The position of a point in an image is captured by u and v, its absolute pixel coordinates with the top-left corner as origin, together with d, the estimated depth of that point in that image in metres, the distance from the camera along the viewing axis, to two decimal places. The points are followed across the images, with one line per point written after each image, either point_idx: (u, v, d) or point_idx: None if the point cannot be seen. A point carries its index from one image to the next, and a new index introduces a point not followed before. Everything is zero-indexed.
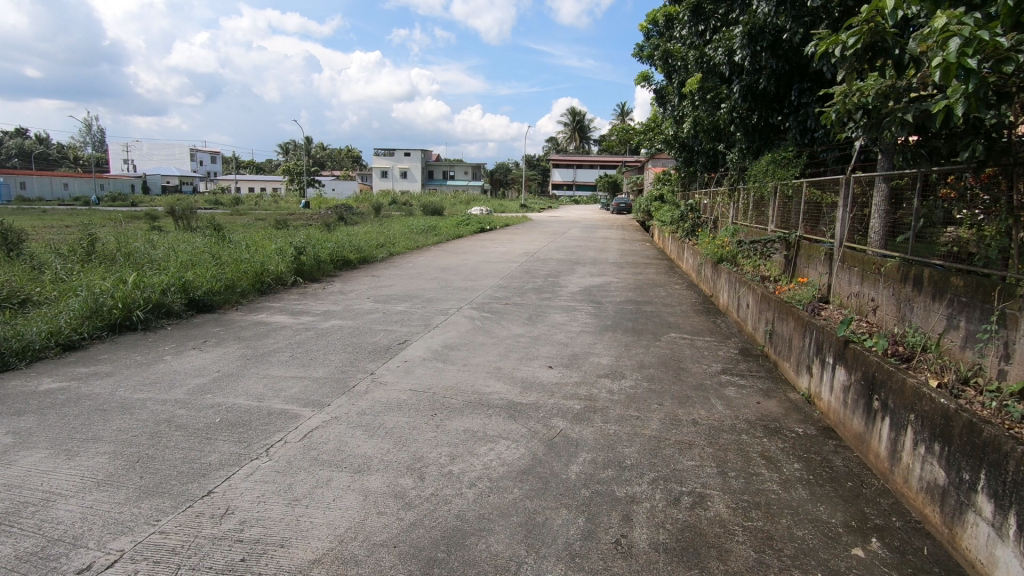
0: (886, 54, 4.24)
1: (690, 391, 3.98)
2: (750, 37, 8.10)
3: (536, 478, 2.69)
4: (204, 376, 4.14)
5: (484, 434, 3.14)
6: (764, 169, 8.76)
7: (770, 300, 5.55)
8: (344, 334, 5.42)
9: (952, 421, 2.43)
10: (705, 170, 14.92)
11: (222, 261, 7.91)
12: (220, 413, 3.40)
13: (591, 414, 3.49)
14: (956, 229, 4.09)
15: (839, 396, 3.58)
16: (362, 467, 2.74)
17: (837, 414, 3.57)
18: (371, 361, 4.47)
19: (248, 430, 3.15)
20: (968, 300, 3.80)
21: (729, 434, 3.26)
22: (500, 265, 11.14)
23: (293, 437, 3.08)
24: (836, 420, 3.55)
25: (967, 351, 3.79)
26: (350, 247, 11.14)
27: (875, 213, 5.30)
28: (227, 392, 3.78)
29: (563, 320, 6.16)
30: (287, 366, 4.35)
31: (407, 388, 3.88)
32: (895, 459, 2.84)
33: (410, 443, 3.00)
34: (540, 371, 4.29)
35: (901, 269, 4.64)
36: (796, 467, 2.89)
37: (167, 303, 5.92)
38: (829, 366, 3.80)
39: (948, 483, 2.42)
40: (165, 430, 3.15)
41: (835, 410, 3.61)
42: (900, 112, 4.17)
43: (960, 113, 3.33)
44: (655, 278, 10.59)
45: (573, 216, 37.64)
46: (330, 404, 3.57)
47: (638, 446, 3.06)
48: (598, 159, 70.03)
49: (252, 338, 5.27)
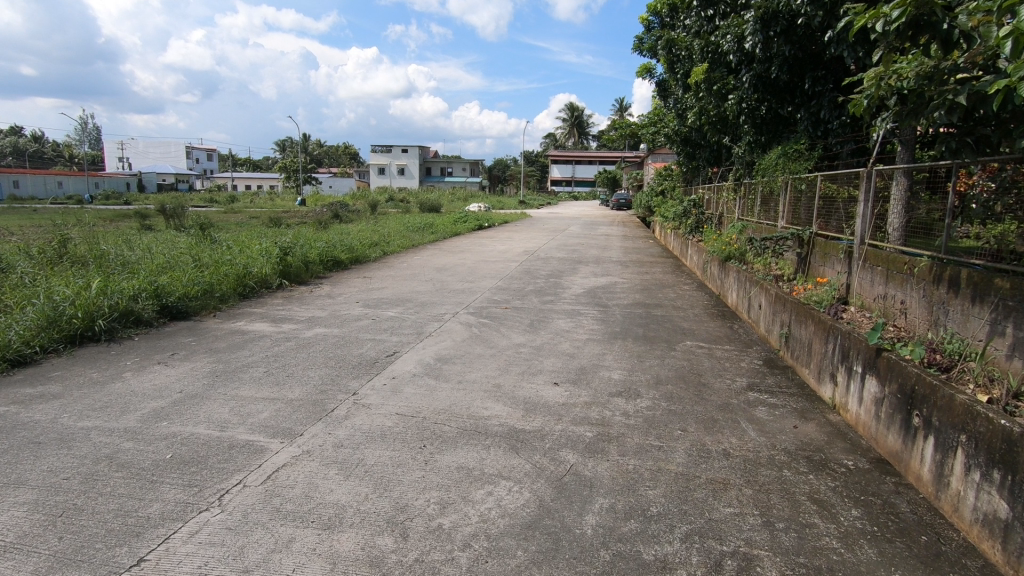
0: (932, 29, 3.82)
1: (717, 413, 3.49)
2: (761, 23, 7.67)
3: (545, 535, 2.21)
4: (163, 397, 3.64)
5: (481, 473, 2.66)
6: (774, 163, 8.38)
7: (788, 301, 5.15)
8: (328, 344, 4.93)
9: (1018, 447, 2.06)
10: (708, 164, 14.49)
11: (201, 262, 7.40)
12: (172, 447, 2.91)
13: (606, 444, 3.00)
14: (1001, 225, 3.63)
15: (870, 409, 3.23)
16: (333, 522, 2.26)
17: (868, 430, 3.22)
18: (354, 379, 3.98)
19: (201, 470, 2.66)
20: (1016, 304, 3.35)
21: (768, 470, 2.78)
22: (499, 264, 10.64)
23: (254, 479, 2.59)
24: (866, 435, 3.22)
25: (1016, 361, 3.34)
26: (342, 247, 10.64)
27: (893, 208, 4.84)
28: (186, 418, 3.29)
29: (568, 326, 5.68)
30: (259, 385, 3.85)
31: (393, 411, 3.39)
32: (942, 484, 2.49)
33: (393, 487, 2.52)
34: (544, 389, 3.80)
35: (934, 269, 4.18)
36: (856, 516, 2.40)
37: (136, 311, 5.43)
38: (857, 375, 3.44)
39: (1014, 518, 2.06)
40: (104, 470, 2.66)
41: (865, 424, 3.26)
42: (952, 95, 3.69)
43: None
44: (661, 277, 10.16)
45: (573, 212, 37.29)
46: (302, 434, 3.08)
47: (663, 487, 2.58)
48: (598, 155, 69.44)
49: (226, 349, 4.79)
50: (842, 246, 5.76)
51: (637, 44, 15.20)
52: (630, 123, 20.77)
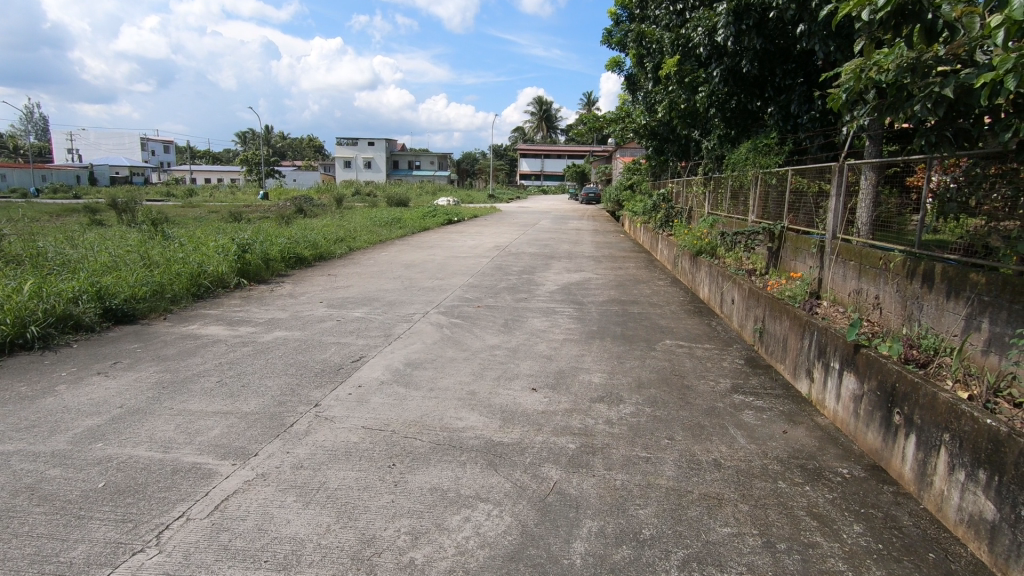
0: (918, 18, 3.41)
1: (703, 418, 3.32)
2: (734, 16, 7.54)
3: (529, 569, 1.98)
4: (101, 413, 3.28)
5: (457, 495, 2.42)
6: (744, 157, 8.34)
7: (761, 296, 5.09)
8: (288, 350, 4.58)
9: (1006, 447, 2.05)
10: (677, 158, 14.49)
11: (151, 261, 6.91)
12: (107, 473, 2.58)
13: (590, 457, 2.80)
14: (976, 220, 3.55)
15: (848, 406, 3.23)
16: (289, 561, 1.99)
17: (846, 426, 3.23)
18: (317, 388, 3.68)
19: (139, 501, 2.35)
20: (991, 299, 3.25)
21: (763, 481, 2.62)
22: (469, 261, 10.37)
23: (199, 510, 2.29)
24: (845, 432, 3.22)
25: (992, 357, 3.24)
26: (305, 243, 10.19)
27: (862, 202, 4.83)
28: (125, 438, 2.94)
29: (543, 325, 5.48)
30: (211, 398, 3.52)
31: (359, 425, 3.11)
32: (924, 483, 2.50)
33: (358, 516, 2.25)
34: (522, 396, 3.58)
35: (908, 264, 4.05)
36: (860, 533, 2.26)
37: (74, 315, 4.98)
38: (834, 372, 3.44)
39: (1001, 519, 2.06)
40: (22, 505, 2.31)
41: (843, 420, 3.27)
42: (938, 87, 3.55)
43: (1012, 87, 2.74)
44: (635, 273, 10.05)
45: (542, 207, 37.14)
46: (257, 454, 2.78)
47: (655, 505, 2.39)
48: (566, 149, 69.55)
49: (176, 356, 4.41)
50: (813, 241, 5.67)
51: (606, 37, 15.07)
52: (598, 117, 20.59)
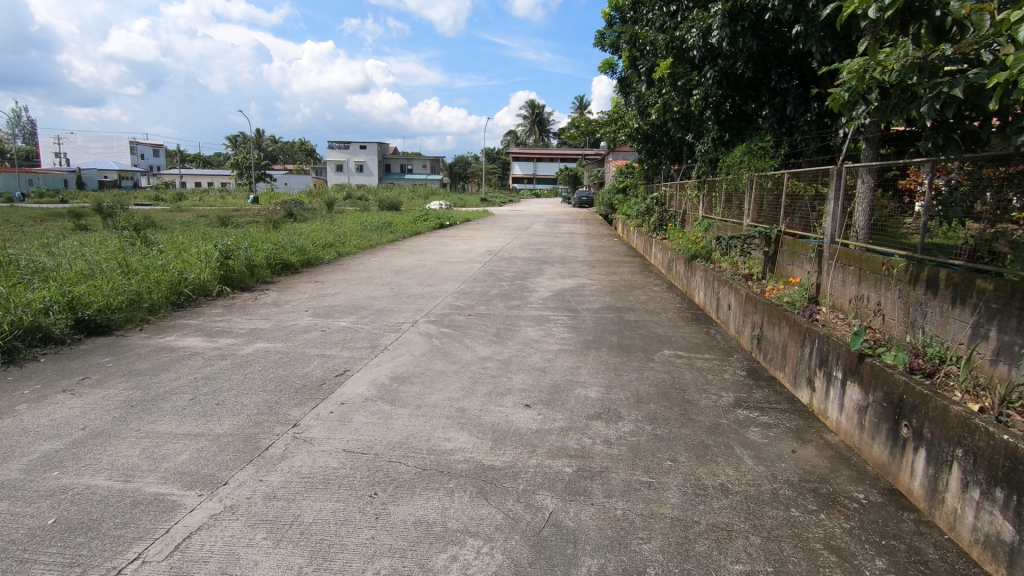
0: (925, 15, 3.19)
1: (707, 437, 3.13)
2: (729, 17, 7.35)
3: None
4: (61, 437, 3.04)
5: (443, 530, 2.21)
6: (739, 160, 8.21)
7: (758, 302, 4.92)
8: (268, 363, 4.35)
9: None
10: (670, 161, 14.35)
11: (130, 269, 6.64)
12: (58, 508, 2.35)
13: (588, 483, 2.60)
14: (981, 225, 3.36)
15: (852, 417, 3.08)
16: None
17: (851, 438, 3.07)
18: (296, 407, 3.45)
19: (90, 542, 2.12)
20: (1000, 307, 3.07)
21: (775, 508, 2.44)
22: (461, 266, 10.15)
23: (157, 551, 2.07)
24: (850, 444, 3.07)
25: (1001, 366, 3.07)
26: (292, 249, 9.94)
27: (859, 206, 4.67)
28: (84, 466, 2.71)
29: (537, 334, 5.28)
30: (182, 418, 3.29)
31: (339, 448, 2.89)
32: (936, 500, 2.36)
33: (333, 557, 2.04)
34: (514, 413, 3.37)
35: (910, 269, 3.88)
36: (883, 569, 2.07)
37: (44, 327, 4.73)
38: (836, 381, 3.28)
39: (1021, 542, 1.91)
40: None
41: (848, 432, 3.12)
42: (946, 87, 3.35)
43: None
44: (629, 278, 9.88)
45: (534, 211, 36.95)
46: (227, 483, 2.55)
47: (659, 539, 2.20)
48: (559, 153, 69.49)
49: (149, 371, 4.17)
50: (811, 246, 5.50)
51: (600, 39, 14.97)
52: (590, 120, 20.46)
